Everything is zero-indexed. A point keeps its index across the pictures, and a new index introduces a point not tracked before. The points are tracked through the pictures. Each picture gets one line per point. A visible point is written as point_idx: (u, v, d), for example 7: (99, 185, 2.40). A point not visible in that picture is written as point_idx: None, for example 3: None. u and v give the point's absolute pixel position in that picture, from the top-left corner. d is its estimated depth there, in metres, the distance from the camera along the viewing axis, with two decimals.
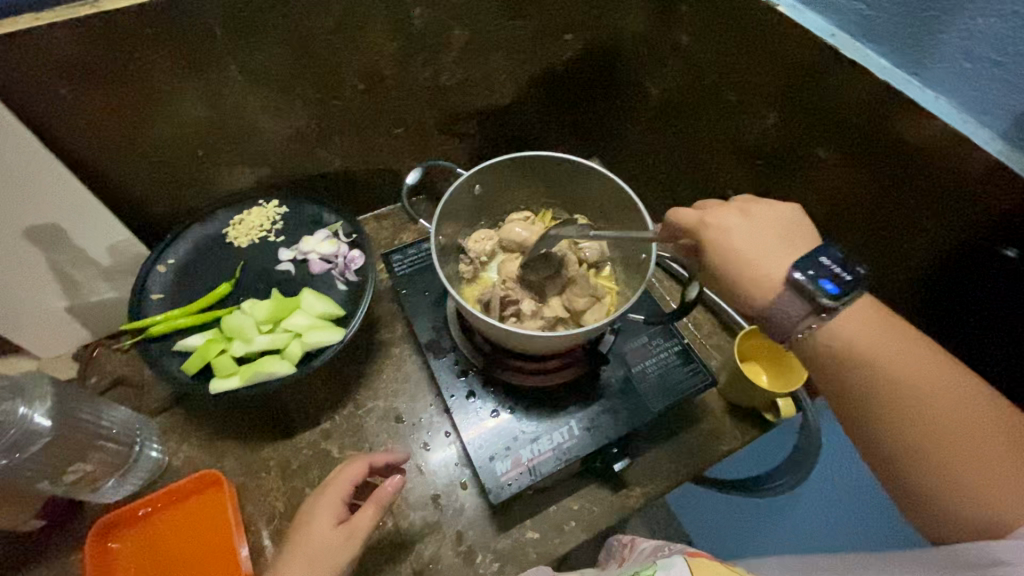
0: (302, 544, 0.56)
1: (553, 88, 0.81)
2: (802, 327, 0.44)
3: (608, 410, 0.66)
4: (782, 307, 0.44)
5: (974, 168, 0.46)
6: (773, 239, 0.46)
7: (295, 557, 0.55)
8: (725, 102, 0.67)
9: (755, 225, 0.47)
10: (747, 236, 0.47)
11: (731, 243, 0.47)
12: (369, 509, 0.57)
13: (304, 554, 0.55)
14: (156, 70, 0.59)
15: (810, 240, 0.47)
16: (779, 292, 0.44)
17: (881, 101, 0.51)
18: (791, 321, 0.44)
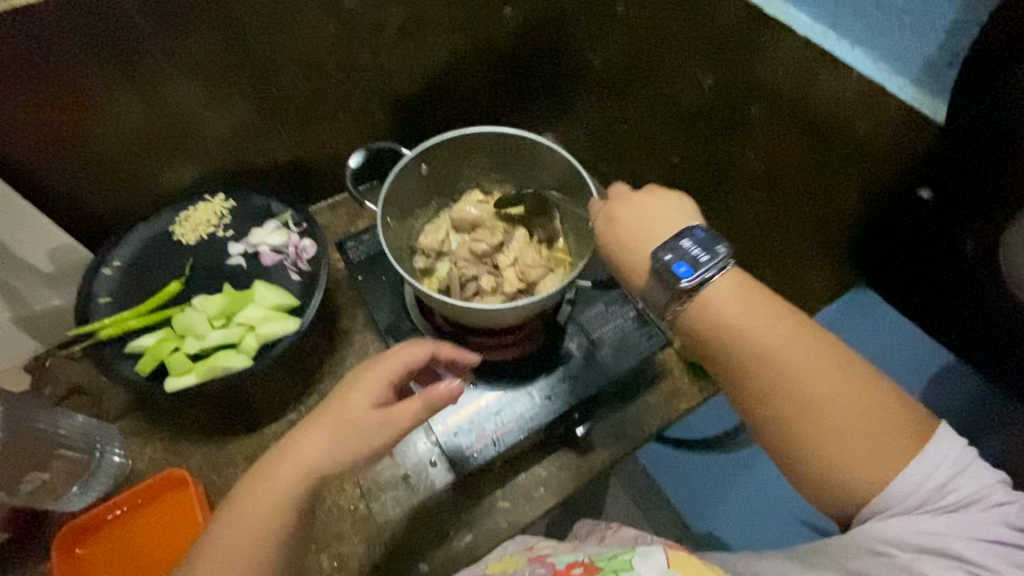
0: (331, 421, 0.52)
1: (498, 62, 0.81)
2: (668, 308, 0.45)
3: (567, 379, 0.68)
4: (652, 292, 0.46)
5: (891, 114, 0.47)
6: (659, 218, 0.48)
7: (313, 441, 0.51)
8: (663, 69, 0.67)
9: (657, 209, 0.49)
10: (631, 225, 0.49)
11: (619, 234, 0.49)
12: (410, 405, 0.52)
13: (324, 439, 0.51)
14: (79, 66, 0.58)
15: (697, 226, 0.48)
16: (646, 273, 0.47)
17: (804, 56, 0.52)
18: (660, 301, 0.45)
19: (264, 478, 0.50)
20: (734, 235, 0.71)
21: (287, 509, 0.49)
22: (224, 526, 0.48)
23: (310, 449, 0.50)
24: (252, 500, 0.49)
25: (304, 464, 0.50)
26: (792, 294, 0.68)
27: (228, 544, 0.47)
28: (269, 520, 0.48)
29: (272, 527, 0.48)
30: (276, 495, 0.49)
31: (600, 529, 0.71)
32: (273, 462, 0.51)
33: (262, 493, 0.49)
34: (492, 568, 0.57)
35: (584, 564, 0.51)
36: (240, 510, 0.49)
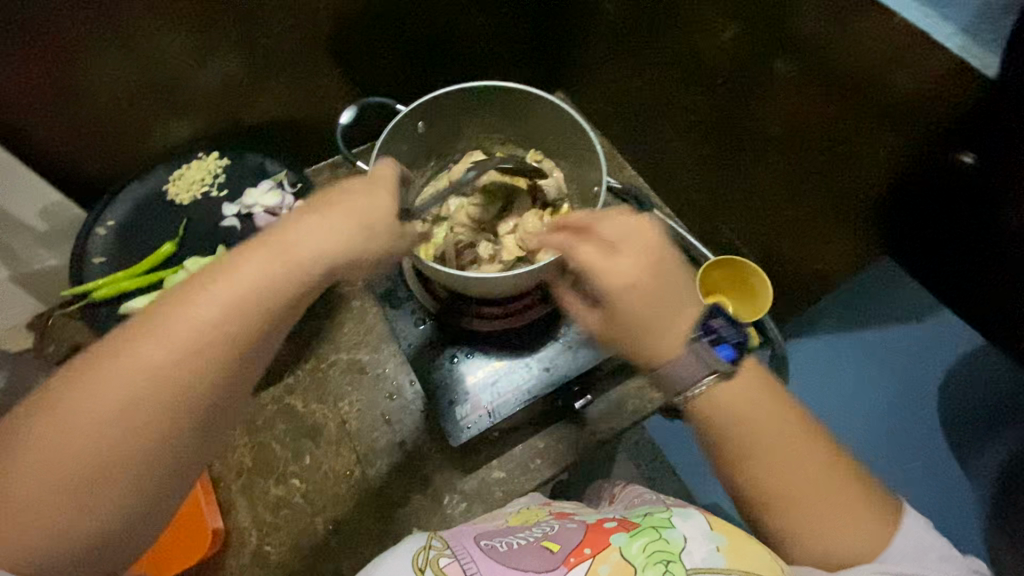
0: (280, 243, 0.37)
1: (502, 10, 0.75)
2: (700, 381, 0.42)
3: (567, 349, 0.66)
4: (680, 365, 0.42)
5: (936, 68, 0.42)
6: (680, 290, 0.43)
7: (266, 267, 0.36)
8: (682, 16, 0.61)
9: (657, 274, 0.43)
10: (698, 295, 0.43)
11: (642, 318, 0.42)
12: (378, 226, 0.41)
13: (275, 276, 0.36)
14: (55, 16, 0.54)
15: (694, 302, 0.44)
16: (680, 355, 0.42)
17: (841, 1, 0.46)
18: (682, 381, 0.42)
19: (188, 309, 0.33)
20: (751, 200, 0.66)
21: (229, 347, 0.33)
22: (117, 386, 0.31)
23: (254, 282, 0.35)
24: (170, 336, 0.32)
25: (245, 299, 0.34)
26: (810, 266, 0.64)
27: (142, 386, 0.31)
28: (207, 360, 0.33)
29: (207, 370, 0.33)
30: (218, 326, 0.33)
31: (610, 488, 0.68)
32: (194, 296, 0.33)
33: (188, 321, 0.33)
34: (516, 520, 0.54)
35: (615, 519, 0.48)
36: (146, 354, 0.32)
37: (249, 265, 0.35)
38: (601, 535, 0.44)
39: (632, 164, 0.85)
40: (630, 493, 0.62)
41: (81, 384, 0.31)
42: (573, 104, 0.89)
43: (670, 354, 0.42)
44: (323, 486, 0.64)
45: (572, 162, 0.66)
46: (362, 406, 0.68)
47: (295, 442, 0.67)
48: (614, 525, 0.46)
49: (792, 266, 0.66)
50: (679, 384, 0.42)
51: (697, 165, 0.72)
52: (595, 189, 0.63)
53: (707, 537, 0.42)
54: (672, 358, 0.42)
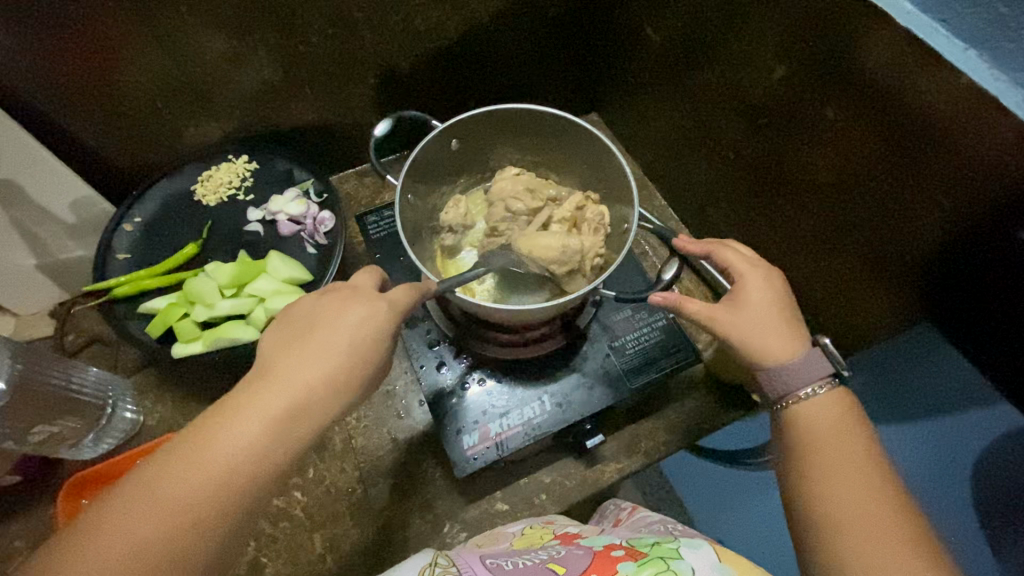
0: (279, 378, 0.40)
1: (544, 30, 0.74)
2: (810, 387, 0.46)
3: (582, 385, 0.64)
4: (799, 369, 0.46)
5: (1002, 137, 0.39)
6: (784, 305, 0.48)
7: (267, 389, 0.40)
8: (728, 51, 0.59)
9: (773, 284, 0.49)
10: (759, 293, 0.48)
11: (755, 320, 0.47)
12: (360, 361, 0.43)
13: (282, 410, 0.39)
14: (100, 16, 0.55)
15: (782, 312, 0.48)
16: (800, 358, 0.46)
17: (901, 55, 0.43)
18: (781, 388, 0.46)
19: (215, 444, 0.37)
20: (786, 244, 0.64)
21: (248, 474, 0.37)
22: (142, 510, 0.35)
23: (276, 419, 0.39)
24: (191, 470, 0.36)
25: (257, 431, 0.38)
26: (845, 320, 0.61)
27: (160, 513, 0.35)
28: (233, 486, 0.37)
29: (228, 497, 0.36)
30: (243, 455, 0.37)
31: (615, 511, 0.62)
32: (217, 436, 0.38)
33: (217, 451, 0.37)
34: (523, 538, 0.54)
35: (624, 547, 0.47)
36: (173, 481, 0.36)
37: (258, 399, 0.39)
38: (607, 563, 0.43)
39: (663, 194, 0.83)
40: (636, 519, 0.58)
41: (111, 517, 0.34)
42: (607, 128, 0.88)
43: (779, 356, 0.46)
44: (324, 501, 0.63)
45: (604, 192, 0.65)
46: (369, 423, 0.67)
47: (300, 453, 0.66)
48: (622, 554, 0.45)
49: (826, 318, 0.63)
50: (782, 390, 0.46)
51: (732, 203, 0.70)
52: (625, 224, 0.61)
53: (716, 568, 0.41)
54: (799, 360, 0.46)
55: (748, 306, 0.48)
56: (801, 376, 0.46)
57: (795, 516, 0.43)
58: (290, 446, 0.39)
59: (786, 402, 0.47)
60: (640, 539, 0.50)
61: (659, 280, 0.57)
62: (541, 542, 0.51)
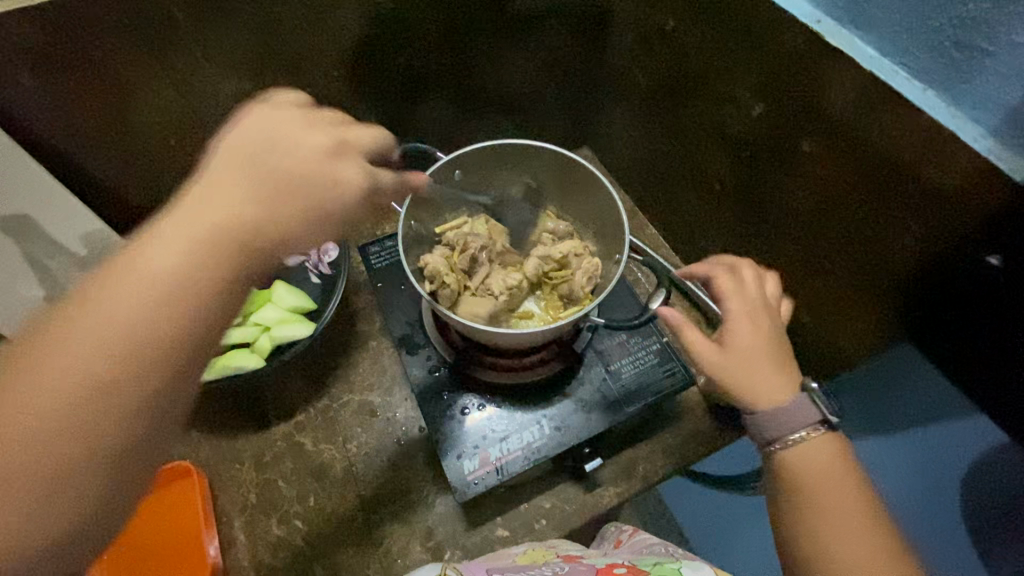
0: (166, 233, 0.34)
1: (537, 72, 0.79)
2: (798, 432, 0.45)
3: (580, 412, 0.65)
4: (787, 411, 0.46)
5: (963, 168, 0.42)
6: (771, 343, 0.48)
7: (141, 270, 0.33)
8: (711, 91, 0.63)
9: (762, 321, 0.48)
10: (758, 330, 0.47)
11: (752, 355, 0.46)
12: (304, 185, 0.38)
13: (212, 221, 0.35)
14: (121, 63, 0.58)
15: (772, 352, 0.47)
16: (787, 403, 0.46)
17: (867, 95, 0.47)
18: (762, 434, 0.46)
19: (123, 278, 0.33)
20: (771, 270, 0.67)
21: (165, 323, 0.32)
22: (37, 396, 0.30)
23: (183, 249, 0.34)
24: (76, 346, 0.31)
25: (182, 249, 0.34)
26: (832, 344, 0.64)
27: (51, 384, 0.30)
28: (144, 353, 0.32)
29: (145, 348, 0.32)
30: (149, 297, 0.32)
31: (616, 532, 0.63)
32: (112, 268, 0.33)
33: (109, 313, 0.32)
34: (525, 556, 0.55)
35: (626, 566, 0.48)
36: (67, 355, 0.31)
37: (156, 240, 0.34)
38: None
39: (653, 223, 0.86)
40: (636, 541, 0.59)
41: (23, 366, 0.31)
42: (597, 161, 0.92)
43: (770, 396, 0.46)
44: (324, 529, 0.63)
45: (598, 224, 0.68)
46: (370, 449, 0.68)
47: (300, 481, 0.66)
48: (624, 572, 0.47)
49: (814, 341, 0.66)
50: (770, 432, 0.46)
51: (721, 232, 0.73)
52: (617, 255, 0.64)
53: None
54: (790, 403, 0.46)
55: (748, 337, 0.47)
56: (793, 418, 0.45)
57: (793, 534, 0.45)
58: (209, 265, 0.34)
59: (781, 445, 0.46)
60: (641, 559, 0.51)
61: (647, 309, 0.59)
62: (545, 561, 0.52)
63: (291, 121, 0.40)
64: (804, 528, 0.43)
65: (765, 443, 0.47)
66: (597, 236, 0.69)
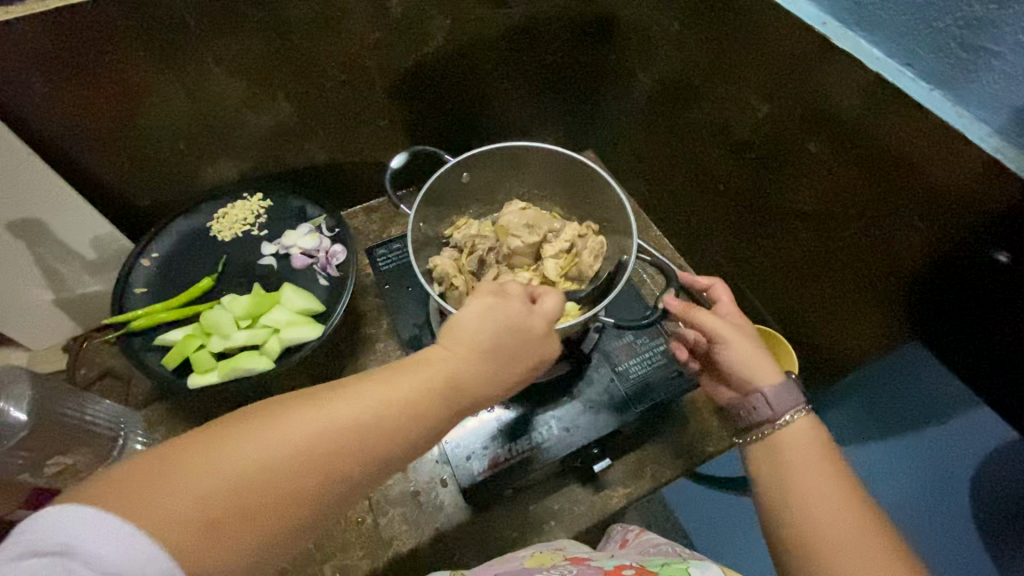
0: (436, 362, 0.39)
1: (542, 75, 0.79)
2: (788, 413, 0.46)
3: (588, 412, 0.65)
4: (783, 393, 0.47)
5: (970, 167, 0.43)
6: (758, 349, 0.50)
7: (364, 401, 0.36)
8: (716, 93, 0.64)
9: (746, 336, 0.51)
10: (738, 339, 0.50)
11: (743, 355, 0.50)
12: (510, 365, 0.42)
13: (430, 376, 0.38)
14: (132, 68, 0.59)
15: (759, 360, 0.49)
16: (781, 384, 0.48)
17: (874, 96, 0.48)
18: (757, 417, 0.48)
19: (335, 405, 0.35)
20: (777, 270, 0.68)
21: (337, 461, 0.34)
22: (198, 484, 0.30)
23: (394, 394, 0.37)
24: (263, 451, 0.32)
25: (392, 392, 0.37)
26: (840, 344, 0.64)
27: (221, 484, 0.30)
28: (307, 479, 0.32)
29: (310, 477, 0.33)
30: (342, 433, 0.34)
31: (624, 531, 0.64)
32: (349, 393, 0.36)
33: (295, 436, 0.33)
34: (533, 559, 0.55)
35: (635, 568, 0.48)
36: (260, 452, 0.32)
37: (385, 378, 0.37)
38: None
39: (659, 225, 0.86)
40: (642, 541, 0.59)
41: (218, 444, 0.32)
42: (602, 164, 0.93)
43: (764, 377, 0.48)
44: (334, 532, 0.63)
45: (606, 226, 0.68)
46: None
47: None
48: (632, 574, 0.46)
49: (821, 341, 0.66)
50: (763, 412, 0.47)
51: (727, 233, 0.73)
52: (624, 255, 0.64)
53: None
54: (779, 381, 0.48)
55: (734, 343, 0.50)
56: (785, 398, 0.47)
57: None
58: (385, 413, 0.36)
59: (774, 425, 0.46)
60: (650, 560, 0.51)
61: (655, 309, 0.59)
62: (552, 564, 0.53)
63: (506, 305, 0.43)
64: (779, 494, 0.42)
65: (756, 428, 0.47)
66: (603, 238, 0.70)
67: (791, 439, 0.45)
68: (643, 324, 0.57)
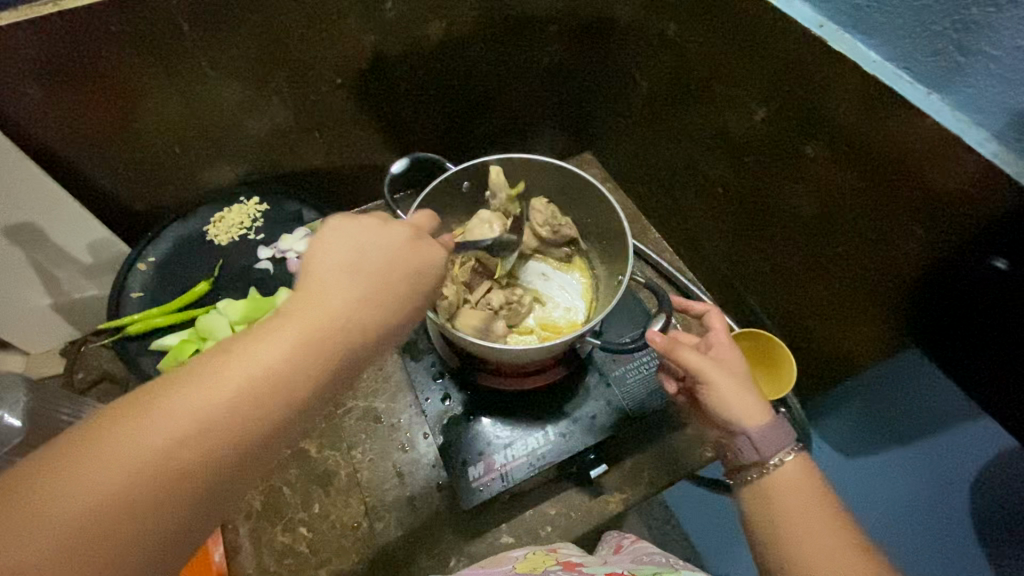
0: (321, 300, 0.34)
1: (539, 78, 0.79)
2: (776, 456, 0.43)
3: (584, 418, 0.65)
4: (772, 435, 0.43)
5: (968, 172, 0.42)
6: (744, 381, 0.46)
7: (257, 356, 0.31)
8: (713, 96, 0.63)
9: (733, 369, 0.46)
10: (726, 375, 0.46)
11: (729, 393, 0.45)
12: (414, 284, 0.38)
13: (325, 310, 0.34)
14: (126, 73, 0.59)
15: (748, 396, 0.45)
16: (770, 425, 0.43)
17: (870, 100, 0.47)
18: (742, 460, 0.44)
19: (218, 370, 0.30)
20: (775, 274, 0.67)
21: (240, 420, 0.30)
22: (77, 488, 0.26)
23: (292, 340, 0.32)
24: (145, 438, 0.27)
25: (289, 339, 0.32)
26: (838, 347, 0.63)
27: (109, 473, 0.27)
28: (212, 447, 0.29)
29: (214, 443, 0.29)
30: (239, 390, 0.30)
31: (618, 538, 0.63)
32: (237, 352, 0.31)
33: (178, 414, 0.28)
34: (526, 561, 0.54)
35: None
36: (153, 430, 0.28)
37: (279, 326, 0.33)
38: None
39: (657, 228, 0.86)
40: (637, 548, 0.58)
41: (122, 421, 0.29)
42: (600, 166, 0.93)
43: (749, 418, 0.44)
44: (330, 537, 0.63)
45: (602, 241, 0.69)
46: (374, 456, 0.68)
47: (304, 488, 0.66)
48: None
49: (820, 346, 0.66)
50: (749, 456, 0.43)
51: (725, 236, 0.73)
52: (619, 277, 0.66)
53: None
54: (768, 423, 0.44)
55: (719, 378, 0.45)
56: (774, 441, 0.43)
57: None
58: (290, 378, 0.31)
59: (762, 469, 0.43)
60: (641, 568, 0.50)
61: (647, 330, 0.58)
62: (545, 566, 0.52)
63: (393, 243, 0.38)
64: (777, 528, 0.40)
65: (745, 470, 0.44)
66: (600, 247, 0.70)
67: (780, 483, 0.42)
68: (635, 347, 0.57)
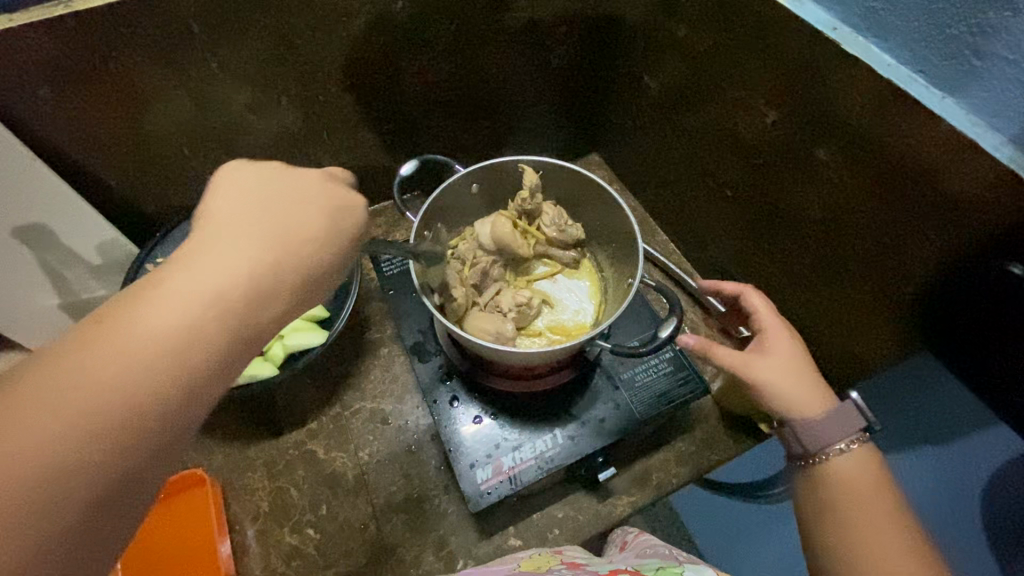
0: (236, 236, 0.36)
1: (548, 79, 0.79)
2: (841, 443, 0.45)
3: (592, 420, 0.65)
4: (825, 426, 0.46)
5: (983, 177, 0.42)
6: (798, 371, 0.48)
7: (176, 297, 0.31)
8: (723, 98, 0.63)
9: (786, 360, 0.48)
10: (775, 369, 0.47)
11: (780, 385, 0.47)
12: (336, 216, 0.42)
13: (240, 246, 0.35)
14: (136, 74, 0.59)
15: (800, 390, 0.47)
16: (822, 418, 0.46)
17: (884, 103, 0.47)
18: (797, 450, 0.47)
19: (136, 319, 0.30)
20: (784, 277, 0.67)
21: (175, 359, 0.30)
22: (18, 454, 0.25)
23: (217, 277, 0.33)
24: (72, 397, 0.27)
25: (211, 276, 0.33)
26: (847, 351, 0.63)
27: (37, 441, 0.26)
28: (157, 386, 0.29)
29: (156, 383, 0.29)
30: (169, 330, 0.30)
31: (623, 533, 0.63)
32: (151, 300, 0.31)
33: (104, 368, 0.28)
34: (528, 563, 0.54)
35: (629, 572, 0.48)
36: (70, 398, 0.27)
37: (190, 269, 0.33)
38: None
39: (664, 230, 0.86)
40: (640, 543, 0.58)
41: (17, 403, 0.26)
42: (607, 168, 0.93)
43: (807, 410, 0.46)
44: (337, 539, 0.63)
45: (613, 247, 0.69)
46: (382, 458, 0.68)
47: (312, 490, 0.66)
48: None
49: (828, 349, 0.65)
50: (811, 445, 0.46)
51: (734, 238, 0.73)
52: (628, 281, 0.66)
53: None
54: (828, 414, 0.46)
55: (768, 371, 0.47)
56: (832, 432, 0.45)
57: (813, 555, 0.44)
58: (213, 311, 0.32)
59: (822, 456, 0.46)
60: (644, 565, 0.50)
61: (657, 337, 0.58)
62: (549, 566, 0.52)
63: (279, 179, 0.40)
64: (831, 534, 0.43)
65: (805, 458, 0.47)
66: (609, 250, 0.70)
67: (834, 473, 0.45)
68: (643, 351, 0.57)
